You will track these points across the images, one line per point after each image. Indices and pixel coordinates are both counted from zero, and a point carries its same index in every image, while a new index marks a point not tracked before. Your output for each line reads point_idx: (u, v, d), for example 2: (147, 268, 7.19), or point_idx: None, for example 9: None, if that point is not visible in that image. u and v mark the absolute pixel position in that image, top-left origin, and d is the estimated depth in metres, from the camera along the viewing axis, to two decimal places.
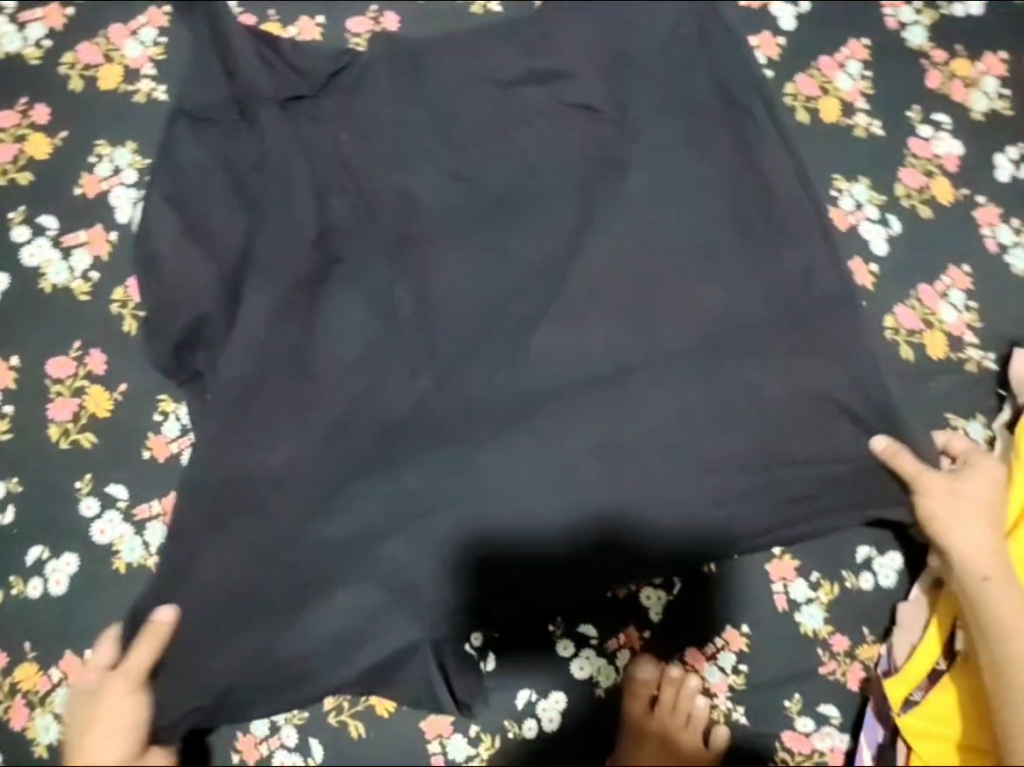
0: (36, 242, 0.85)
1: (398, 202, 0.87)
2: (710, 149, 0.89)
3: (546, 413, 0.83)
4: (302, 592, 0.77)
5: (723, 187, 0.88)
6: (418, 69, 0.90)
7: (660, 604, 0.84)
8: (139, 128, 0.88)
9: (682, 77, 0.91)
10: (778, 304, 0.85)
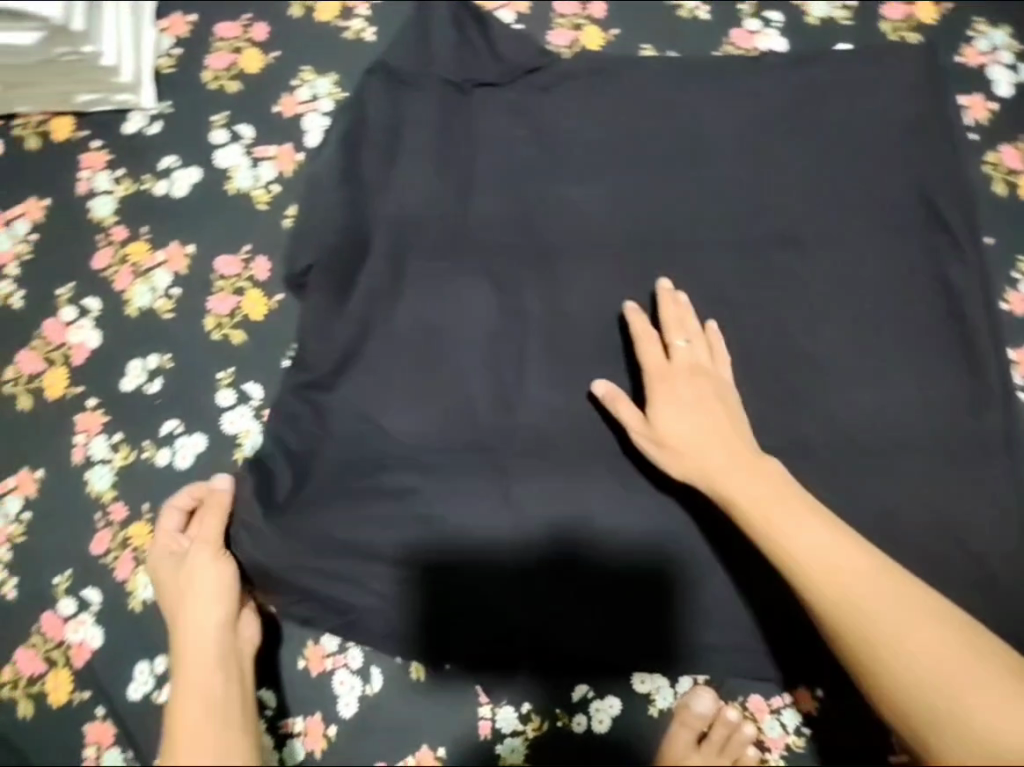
0: (230, 147, 0.90)
1: (570, 189, 0.91)
2: (892, 201, 0.88)
3: (665, 420, 0.83)
4: (397, 533, 0.81)
5: (898, 243, 0.87)
6: (617, 64, 0.92)
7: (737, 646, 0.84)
8: (343, 62, 0.93)
9: (879, 124, 0.91)
10: (931, 375, 0.83)
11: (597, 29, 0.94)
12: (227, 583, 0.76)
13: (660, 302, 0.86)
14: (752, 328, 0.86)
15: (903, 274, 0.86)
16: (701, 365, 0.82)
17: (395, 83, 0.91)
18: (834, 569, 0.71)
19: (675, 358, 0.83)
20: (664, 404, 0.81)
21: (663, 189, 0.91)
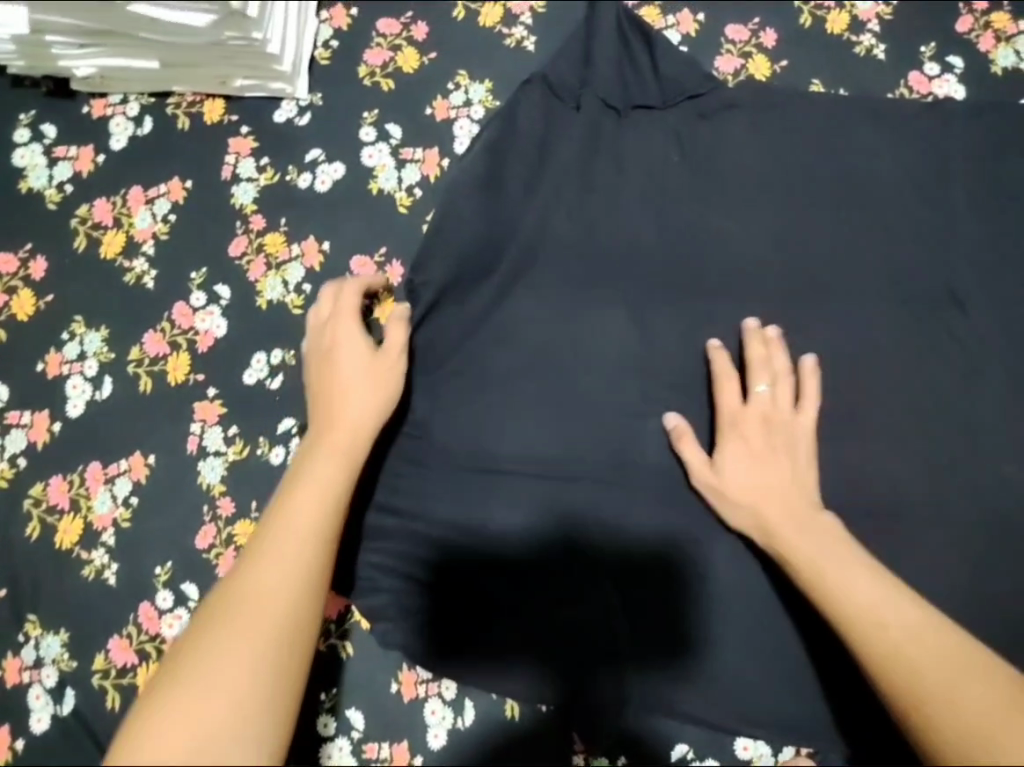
0: (378, 146, 0.89)
1: (725, 221, 0.86)
2: None
3: (766, 462, 0.77)
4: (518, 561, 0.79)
5: None
6: (785, 97, 0.88)
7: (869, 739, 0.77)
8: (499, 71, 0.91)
9: None
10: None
11: (766, 59, 0.90)
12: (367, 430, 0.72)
13: (747, 339, 0.81)
14: (904, 392, 0.82)
15: None
16: (776, 417, 0.78)
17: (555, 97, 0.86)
18: (868, 598, 0.68)
19: (751, 404, 0.79)
20: (739, 456, 0.78)
21: (824, 231, 0.85)
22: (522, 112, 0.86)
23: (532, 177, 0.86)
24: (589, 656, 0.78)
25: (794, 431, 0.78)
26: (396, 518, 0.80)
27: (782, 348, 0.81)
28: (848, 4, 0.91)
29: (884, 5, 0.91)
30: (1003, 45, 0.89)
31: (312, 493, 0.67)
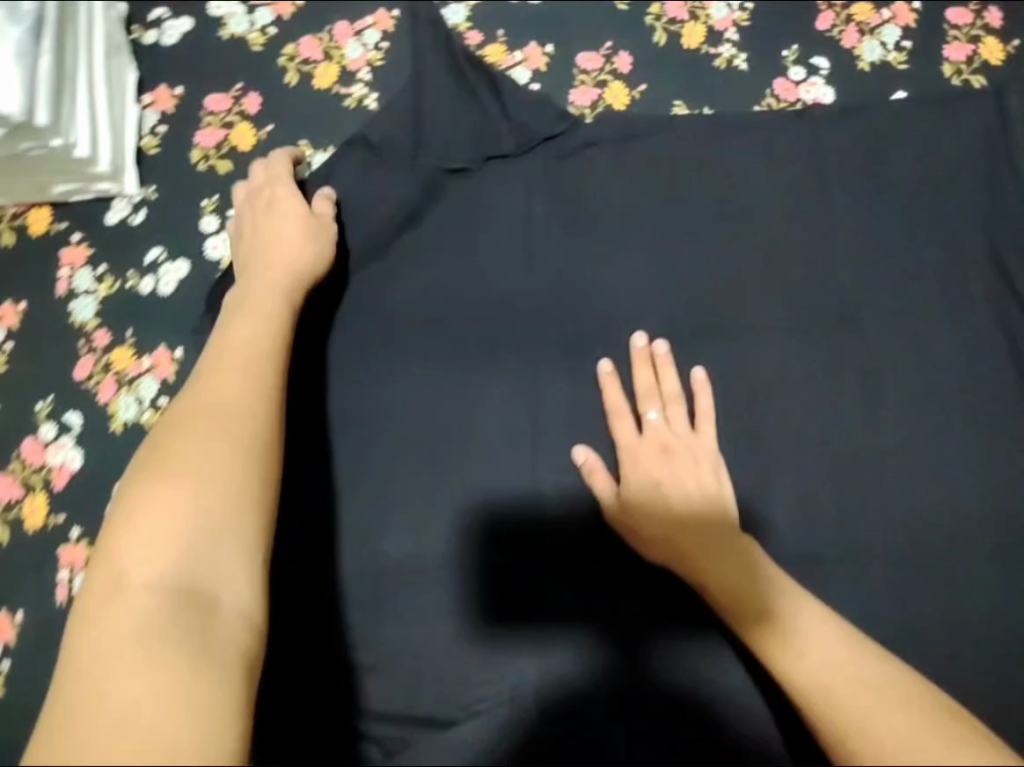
0: (221, 235, 0.82)
1: (601, 267, 0.81)
2: (953, 279, 0.80)
3: (676, 493, 0.72)
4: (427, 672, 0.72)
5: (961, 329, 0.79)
6: (646, 125, 0.82)
7: None
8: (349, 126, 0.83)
9: (936, 191, 0.82)
10: (1009, 476, 0.76)
11: (622, 86, 0.84)
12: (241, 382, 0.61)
13: (635, 363, 0.78)
14: (811, 422, 0.78)
15: (967, 363, 0.79)
16: (673, 441, 0.75)
17: (379, 164, 0.81)
18: (798, 624, 0.63)
19: (648, 433, 0.76)
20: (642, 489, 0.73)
21: (707, 263, 0.81)
22: (343, 184, 0.81)
23: (385, 254, 0.81)
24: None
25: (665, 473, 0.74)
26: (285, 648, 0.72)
27: (671, 367, 0.78)
28: (702, 15, 0.85)
29: (739, 11, 0.85)
30: (867, 38, 0.85)
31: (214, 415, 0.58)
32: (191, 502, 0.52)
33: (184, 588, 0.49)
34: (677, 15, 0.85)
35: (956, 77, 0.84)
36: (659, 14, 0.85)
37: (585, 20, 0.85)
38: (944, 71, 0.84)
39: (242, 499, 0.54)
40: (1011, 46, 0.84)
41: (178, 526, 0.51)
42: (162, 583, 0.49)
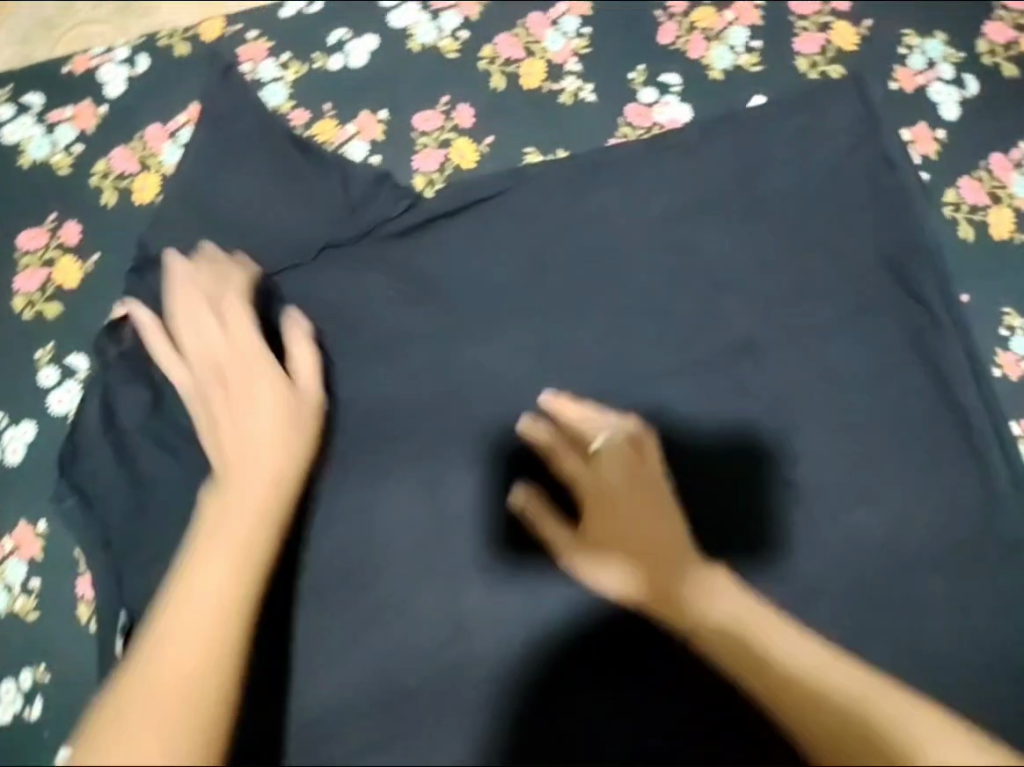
0: (64, 386, 0.75)
1: (479, 343, 0.76)
2: (845, 284, 0.77)
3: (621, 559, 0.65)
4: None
5: (860, 337, 0.76)
6: (499, 181, 0.77)
7: None
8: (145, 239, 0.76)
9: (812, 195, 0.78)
10: (932, 483, 0.74)
11: (468, 143, 0.78)
12: (277, 482, 0.63)
13: (555, 413, 0.71)
14: (726, 467, 0.73)
15: (870, 372, 0.76)
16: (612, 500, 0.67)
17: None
18: (805, 657, 0.59)
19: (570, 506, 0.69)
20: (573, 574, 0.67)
21: (588, 319, 0.77)
22: None
23: None
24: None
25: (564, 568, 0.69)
26: None
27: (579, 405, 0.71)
28: (538, 50, 0.79)
29: (576, 38, 0.80)
30: (714, 44, 0.80)
31: (240, 526, 0.61)
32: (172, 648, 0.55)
33: (175, 694, 0.54)
34: (512, 54, 0.79)
35: (811, 70, 0.80)
36: (493, 56, 0.79)
37: (416, 76, 0.79)
38: (797, 67, 0.80)
39: (220, 611, 0.57)
40: (862, 28, 0.80)
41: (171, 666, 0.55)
42: (163, 683, 0.54)
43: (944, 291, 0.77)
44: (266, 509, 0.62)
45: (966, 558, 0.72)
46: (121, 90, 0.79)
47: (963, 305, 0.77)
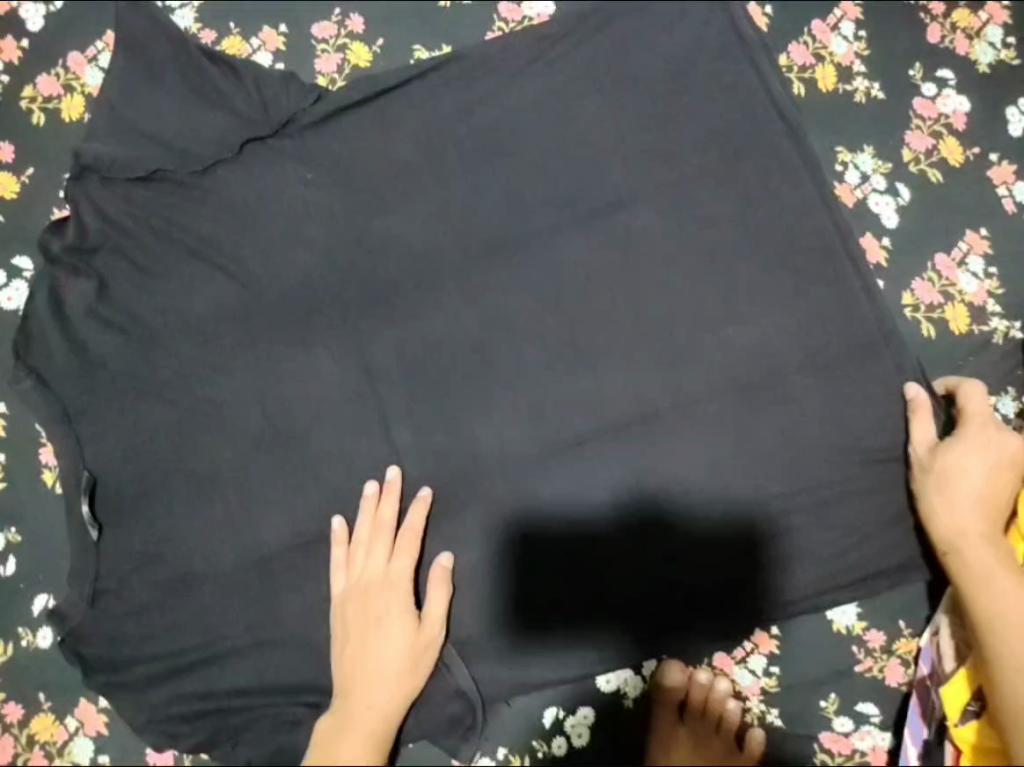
0: (13, 285, 0.83)
1: (387, 214, 0.85)
2: (708, 129, 0.86)
3: (513, 376, 0.82)
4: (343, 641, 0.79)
5: (726, 174, 0.85)
6: (389, 72, 0.87)
7: (690, 618, 0.81)
8: (80, 150, 0.84)
9: (671, 55, 0.87)
10: (797, 295, 0.83)
11: (362, 46, 0.89)
12: (412, 543, 0.78)
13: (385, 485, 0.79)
14: (614, 299, 0.83)
15: (736, 202, 0.85)
16: (485, 343, 0.83)
17: (142, 181, 0.84)
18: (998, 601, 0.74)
19: (463, 339, 0.83)
20: (474, 399, 0.82)
21: (483, 181, 0.85)
22: (119, 202, 0.83)
23: (180, 258, 0.83)
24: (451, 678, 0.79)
25: (450, 399, 0.82)
26: (187, 642, 0.76)
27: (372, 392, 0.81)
28: None
29: None
30: None
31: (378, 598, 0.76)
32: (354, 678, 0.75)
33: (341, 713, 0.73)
34: None
35: None
36: None
37: None
38: None
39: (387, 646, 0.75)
40: None
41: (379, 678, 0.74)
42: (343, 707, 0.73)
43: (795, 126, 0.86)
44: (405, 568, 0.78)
45: (828, 355, 0.83)
46: (40, 25, 0.88)
47: (808, 144, 0.86)
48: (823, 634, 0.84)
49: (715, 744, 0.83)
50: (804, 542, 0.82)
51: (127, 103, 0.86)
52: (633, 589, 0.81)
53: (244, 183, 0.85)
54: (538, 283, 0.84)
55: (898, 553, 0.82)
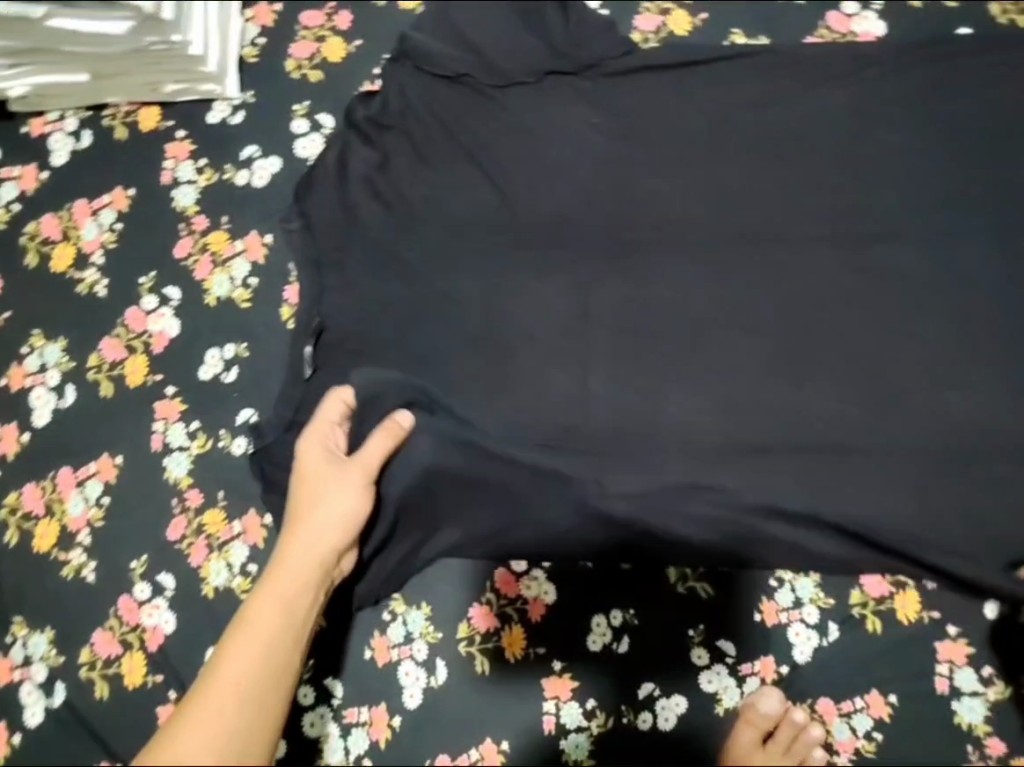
0: (310, 136, 0.91)
1: (654, 178, 0.88)
2: (1003, 197, 0.83)
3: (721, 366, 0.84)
4: (425, 541, 0.82)
5: (1007, 247, 0.82)
6: (703, 47, 0.89)
7: (807, 644, 0.82)
8: (407, 36, 0.90)
9: (995, 113, 0.85)
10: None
11: (685, 13, 0.92)
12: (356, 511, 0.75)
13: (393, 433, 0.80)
14: (846, 328, 0.83)
15: (1007, 276, 0.82)
16: (704, 326, 0.85)
17: (446, 81, 0.90)
18: None
19: (684, 315, 0.86)
20: (679, 374, 0.84)
21: (755, 177, 0.87)
22: (422, 92, 0.90)
23: (456, 160, 0.90)
24: (566, 622, 0.82)
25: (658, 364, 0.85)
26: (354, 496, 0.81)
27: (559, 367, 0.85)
28: None
29: None
30: None
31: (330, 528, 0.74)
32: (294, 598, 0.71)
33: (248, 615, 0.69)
34: None
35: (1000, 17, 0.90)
36: None
37: None
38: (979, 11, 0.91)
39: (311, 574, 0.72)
40: None
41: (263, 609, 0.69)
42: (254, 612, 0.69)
43: None
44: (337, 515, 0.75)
45: None
46: None
47: None
48: (944, 726, 0.80)
49: None
50: (935, 615, 0.82)
51: (457, 7, 0.91)
52: (766, 600, 0.83)
53: (535, 111, 0.89)
54: (776, 290, 0.85)
55: None
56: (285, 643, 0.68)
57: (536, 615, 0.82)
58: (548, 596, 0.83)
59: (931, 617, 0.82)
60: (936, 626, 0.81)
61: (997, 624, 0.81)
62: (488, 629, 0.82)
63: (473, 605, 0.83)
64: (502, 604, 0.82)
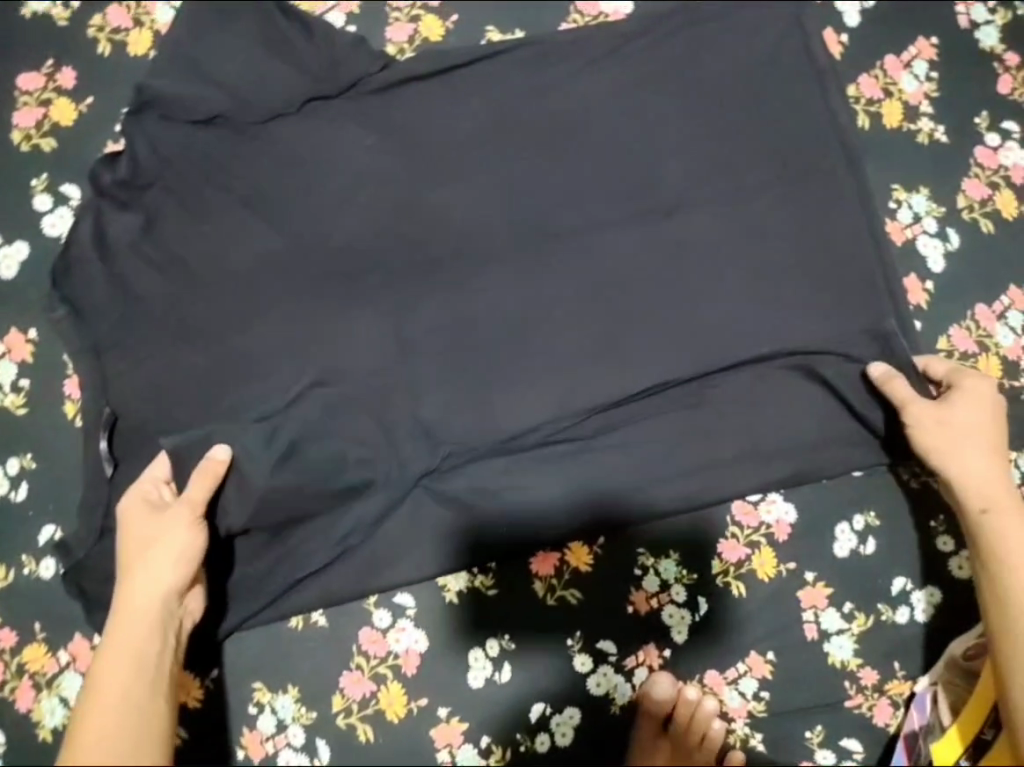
0: (58, 211, 0.82)
1: (440, 192, 0.84)
2: (775, 150, 0.85)
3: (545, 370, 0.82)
4: (275, 605, 0.79)
5: (786, 200, 0.85)
6: (461, 49, 0.87)
7: (683, 623, 0.84)
8: (142, 84, 0.82)
9: (750, 70, 0.87)
10: (839, 330, 0.83)
11: (435, 19, 0.88)
12: (186, 554, 0.71)
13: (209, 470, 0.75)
14: (655, 307, 0.83)
15: (791, 227, 0.84)
16: (522, 333, 0.83)
17: (199, 126, 0.83)
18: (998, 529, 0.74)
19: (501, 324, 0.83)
20: (506, 387, 0.82)
21: (540, 173, 0.85)
22: (174, 141, 0.82)
23: (228, 208, 0.82)
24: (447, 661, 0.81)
25: (482, 381, 0.82)
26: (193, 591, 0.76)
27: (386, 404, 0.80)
28: None
29: None
30: None
31: (170, 571, 0.70)
32: (142, 677, 0.63)
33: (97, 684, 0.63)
34: None
35: None
36: None
37: None
38: None
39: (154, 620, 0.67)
40: None
41: (105, 700, 0.61)
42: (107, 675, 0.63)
43: (857, 157, 0.86)
44: (172, 559, 0.70)
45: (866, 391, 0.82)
46: None
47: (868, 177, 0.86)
48: (819, 666, 0.84)
49: (693, 758, 0.84)
50: (791, 567, 0.85)
51: (191, 42, 0.83)
52: (634, 590, 0.84)
53: (302, 143, 0.84)
54: (584, 281, 0.84)
55: (891, 590, 0.84)
56: (150, 735, 0.60)
57: (411, 667, 0.80)
58: (419, 644, 0.81)
59: (788, 570, 0.85)
60: (795, 577, 0.85)
61: (847, 560, 0.85)
62: (363, 694, 0.80)
63: (343, 673, 0.80)
64: (373, 666, 0.80)
